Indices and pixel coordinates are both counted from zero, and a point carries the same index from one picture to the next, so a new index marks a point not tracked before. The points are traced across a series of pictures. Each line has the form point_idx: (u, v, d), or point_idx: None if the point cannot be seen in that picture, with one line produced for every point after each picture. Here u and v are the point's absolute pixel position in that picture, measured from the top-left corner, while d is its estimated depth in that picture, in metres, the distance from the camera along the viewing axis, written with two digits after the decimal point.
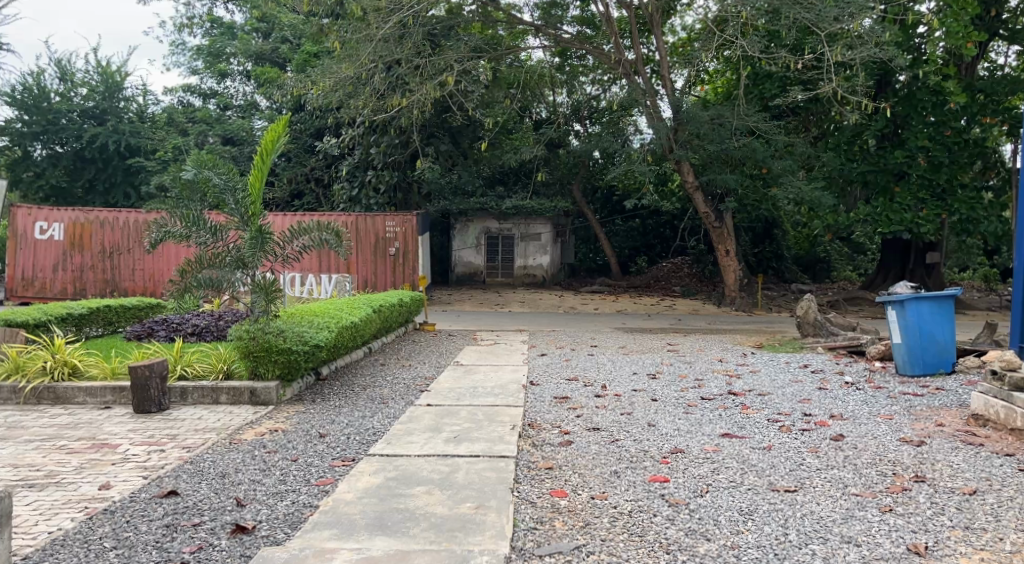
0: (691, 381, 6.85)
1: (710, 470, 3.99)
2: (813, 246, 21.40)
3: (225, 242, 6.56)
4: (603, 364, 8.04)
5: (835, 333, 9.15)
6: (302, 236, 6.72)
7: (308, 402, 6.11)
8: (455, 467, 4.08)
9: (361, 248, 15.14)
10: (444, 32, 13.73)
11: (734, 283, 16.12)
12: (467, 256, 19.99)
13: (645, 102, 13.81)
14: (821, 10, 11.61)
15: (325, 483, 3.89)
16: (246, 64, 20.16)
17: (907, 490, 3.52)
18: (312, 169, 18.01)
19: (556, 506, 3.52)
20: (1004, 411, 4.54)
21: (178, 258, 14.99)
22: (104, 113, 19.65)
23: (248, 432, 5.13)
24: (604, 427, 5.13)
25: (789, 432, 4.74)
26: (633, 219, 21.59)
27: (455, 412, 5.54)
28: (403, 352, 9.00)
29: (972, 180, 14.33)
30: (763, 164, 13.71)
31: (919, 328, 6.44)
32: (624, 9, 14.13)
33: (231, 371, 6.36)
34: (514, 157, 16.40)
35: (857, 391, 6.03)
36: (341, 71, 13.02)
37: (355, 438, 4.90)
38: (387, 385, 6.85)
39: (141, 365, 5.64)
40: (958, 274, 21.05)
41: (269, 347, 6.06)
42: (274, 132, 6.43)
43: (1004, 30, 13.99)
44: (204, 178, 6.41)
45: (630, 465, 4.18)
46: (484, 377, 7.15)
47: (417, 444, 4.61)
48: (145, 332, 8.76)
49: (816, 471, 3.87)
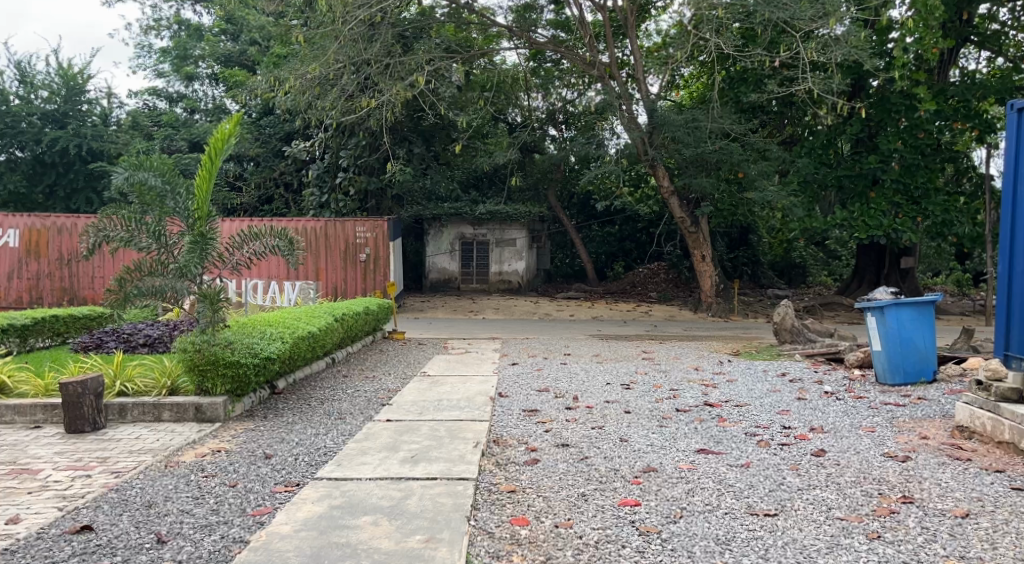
0: (666, 391, 6.55)
1: (684, 492, 3.69)
2: (788, 252, 21.32)
3: (172, 250, 6.19)
4: (575, 375, 7.70)
5: (812, 339, 8.99)
6: (252, 242, 6.44)
7: (259, 419, 5.72)
8: (408, 492, 3.73)
9: (327, 254, 14.65)
10: (415, 34, 13.40)
11: (710, 289, 15.86)
12: (441, 261, 19.51)
13: (620, 106, 13.56)
14: (796, 10, 11.47)
15: (261, 512, 3.52)
16: (214, 66, 19.58)
17: (895, 513, 3.24)
18: (281, 173, 17.50)
19: (516, 537, 3.19)
20: (991, 423, 4.34)
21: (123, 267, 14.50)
22: (65, 117, 18.85)
23: (188, 454, 4.73)
24: (573, 443, 4.82)
25: (768, 447, 4.46)
26: (609, 224, 21.39)
27: (415, 428, 5.19)
28: (367, 362, 8.61)
29: (945, 185, 14.31)
30: (740, 168, 13.59)
31: (900, 336, 6.20)
32: (598, 12, 13.93)
33: (176, 386, 5.93)
34: (487, 161, 16.08)
35: (838, 401, 5.79)
36: (307, 71, 12.56)
37: (303, 459, 4.53)
38: (347, 399, 6.48)
39: (73, 382, 5.22)
40: (931, 279, 21.10)
41: (216, 360, 5.65)
42: (222, 131, 6.04)
43: (973, 36, 14.04)
44: (141, 183, 5.92)
45: (599, 486, 3.86)
46: (450, 389, 6.78)
47: (370, 466, 4.26)
48: (93, 343, 8.27)
49: (797, 492, 3.58)
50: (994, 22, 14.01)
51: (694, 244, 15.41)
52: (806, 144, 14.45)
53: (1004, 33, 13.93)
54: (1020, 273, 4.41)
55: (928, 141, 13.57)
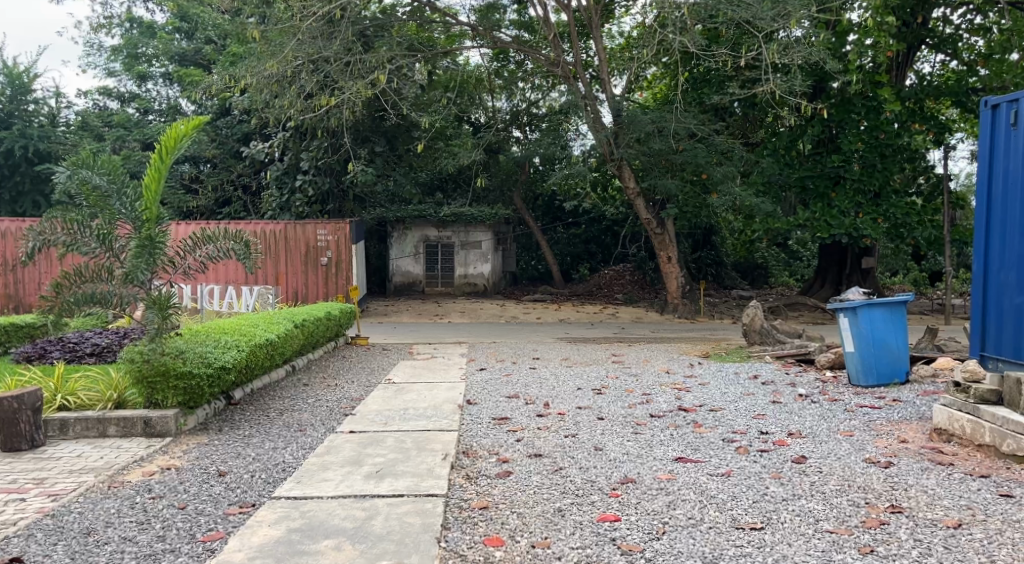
0: (638, 396, 6.39)
1: (665, 505, 3.52)
2: (750, 253, 21.52)
3: (118, 255, 5.81)
4: (545, 379, 7.50)
5: (781, 341, 8.98)
6: (206, 245, 6.14)
7: (213, 433, 5.39)
8: (373, 511, 3.49)
9: (287, 256, 14.22)
10: (376, 32, 13.12)
11: (677, 291, 15.83)
12: (405, 265, 19.12)
13: (586, 106, 13.45)
14: (757, 10, 11.51)
15: (213, 538, 3.24)
16: (169, 65, 18.91)
17: (885, 525, 3.12)
18: (239, 175, 17.01)
19: (490, 560, 2.98)
20: (971, 425, 4.27)
21: (48, 279, 14.07)
22: (10, 117, 17.98)
23: (134, 472, 4.39)
24: (546, 453, 4.62)
25: (747, 455, 4.33)
26: (575, 226, 21.31)
27: (381, 440, 4.94)
28: (329, 369, 8.29)
29: (904, 185, 14.55)
30: (705, 170, 13.56)
31: (872, 336, 6.18)
32: (562, 12, 13.79)
33: (123, 399, 5.54)
34: (451, 162, 15.81)
35: (812, 404, 5.72)
36: (264, 68, 12.12)
37: (260, 476, 4.24)
38: (308, 409, 6.18)
39: (7, 397, 4.83)
40: (889, 278, 21.47)
41: (166, 371, 5.29)
42: (176, 130, 5.71)
43: (929, 39, 14.26)
44: (85, 182, 5.61)
45: (576, 500, 3.66)
46: (417, 396, 6.53)
47: (332, 482, 3.99)
48: (36, 353, 7.80)
49: (782, 503, 3.44)
50: (948, 25, 14.20)
51: (660, 245, 15.37)
52: (769, 145, 14.44)
53: (958, 36, 14.16)
54: (995, 269, 4.43)
55: (888, 143, 13.77)
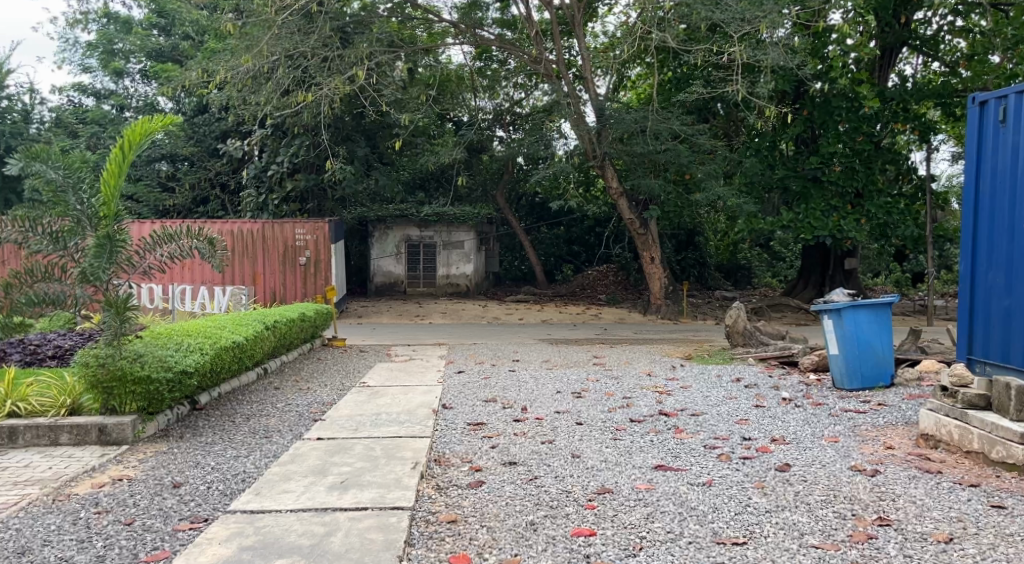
0: (619, 400, 6.22)
1: (642, 517, 3.34)
2: (734, 254, 21.48)
3: (73, 253, 5.50)
4: (524, 382, 7.32)
5: (765, 341, 8.87)
6: (167, 244, 5.89)
7: (174, 441, 5.14)
8: (333, 527, 3.27)
9: (264, 256, 13.93)
10: (355, 29, 12.90)
11: (660, 292, 15.70)
12: (386, 265, 18.82)
13: (568, 105, 13.27)
14: (733, 10, 11.39)
15: (156, 558, 3.01)
16: (146, 62, 18.54)
17: (873, 539, 2.95)
18: (216, 173, 16.67)
19: None
20: (959, 432, 4.12)
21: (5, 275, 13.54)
22: None
23: (82, 484, 4.13)
24: (521, 460, 4.43)
25: (729, 462, 4.16)
26: (558, 226, 21.17)
27: (348, 448, 4.72)
28: (303, 372, 8.03)
29: (886, 186, 14.53)
30: (687, 169, 13.41)
31: (857, 338, 6.06)
32: (544, 10, 13.61)
33: (77, 406, 5.28)
34: (432, 160, 15.57)
35: (796, 408, 5.57)
36: (239, 63, 11.80)
37: (216, 488, 4.01)
38: (276, 414, 5.94)
39: None
40: (871, 279, 21.50)
41: (124, 377, 5.05)
42: (143, 124, 5.42)
43: (912, 40, 14.28)
44: (39, 175, 5.25)
45: (550, 513, 3.46)
46: (391, 401, 6.29)
47: (293, 494, 3.77)
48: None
49: (765, 515, 3.27)
50: (929, 27, 14.22)
51: (643, 245, 15.21)
52: (752, 145, 14.35)
53: (940, 37, 14.17)
54: (983, 270, 4.30)
55: (865, 144, 13.77)
